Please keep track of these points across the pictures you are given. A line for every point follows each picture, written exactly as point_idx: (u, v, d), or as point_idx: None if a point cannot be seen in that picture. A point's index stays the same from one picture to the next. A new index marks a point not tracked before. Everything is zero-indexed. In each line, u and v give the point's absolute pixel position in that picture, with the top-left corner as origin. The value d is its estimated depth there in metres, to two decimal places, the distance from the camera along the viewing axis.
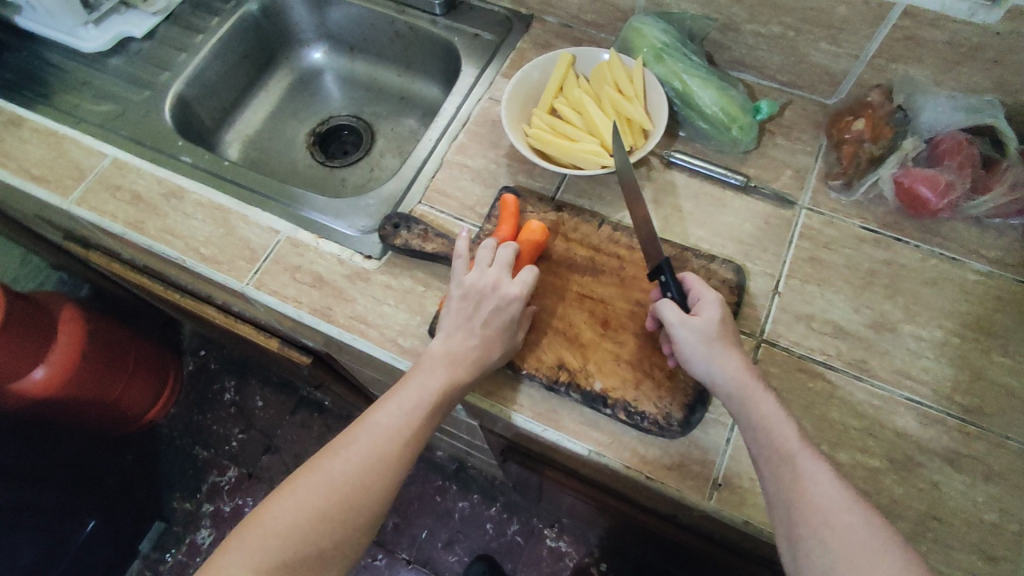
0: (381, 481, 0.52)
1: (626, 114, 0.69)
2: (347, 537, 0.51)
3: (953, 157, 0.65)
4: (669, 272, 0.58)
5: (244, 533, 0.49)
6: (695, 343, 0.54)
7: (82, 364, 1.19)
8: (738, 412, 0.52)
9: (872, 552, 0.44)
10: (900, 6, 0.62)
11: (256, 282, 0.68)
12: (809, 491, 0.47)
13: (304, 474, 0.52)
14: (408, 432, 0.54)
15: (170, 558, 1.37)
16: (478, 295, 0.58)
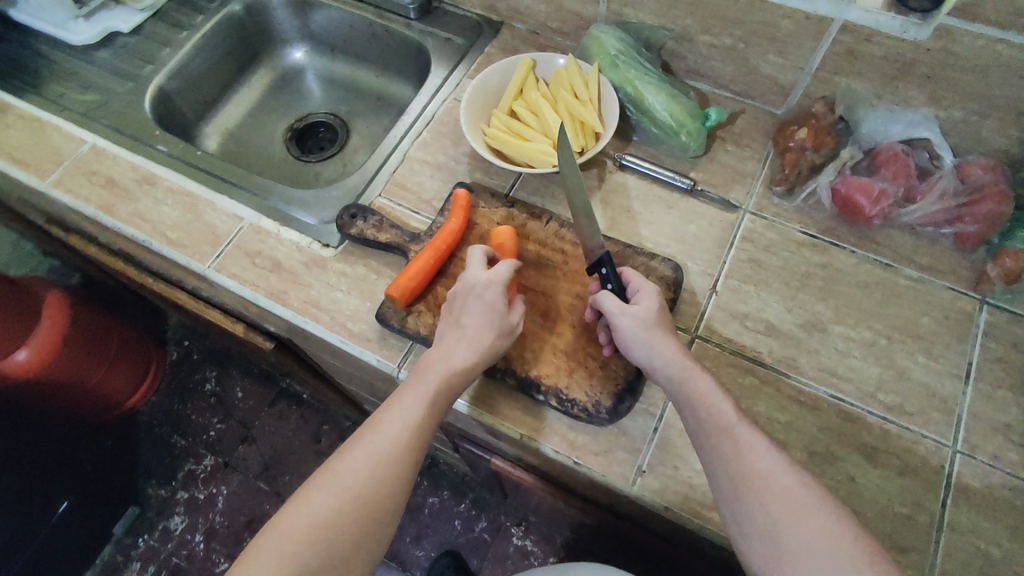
0: (394, 478, 0.53)
1: (579, 117, 0.72)
2: (368, 535, 0.52)
3: (889, 167, 0.68)
4: (610, 265, 0.60)
5: (266, 542, 0.51)
6: (636, 329, 0.57)
7: (66, 348, 1.22)
8: (676, 393, 0.55)
9: (808, 508, 0.48)
10: (839, 21, 0.64)
11: (218, 265, 0.71)
12: (748, 458, 0.50)
13: (319, 479, 0.53)
14: (416, 427, 0.55)
15: (142, 543, 1.40)
16: (465, 294, 0.59)
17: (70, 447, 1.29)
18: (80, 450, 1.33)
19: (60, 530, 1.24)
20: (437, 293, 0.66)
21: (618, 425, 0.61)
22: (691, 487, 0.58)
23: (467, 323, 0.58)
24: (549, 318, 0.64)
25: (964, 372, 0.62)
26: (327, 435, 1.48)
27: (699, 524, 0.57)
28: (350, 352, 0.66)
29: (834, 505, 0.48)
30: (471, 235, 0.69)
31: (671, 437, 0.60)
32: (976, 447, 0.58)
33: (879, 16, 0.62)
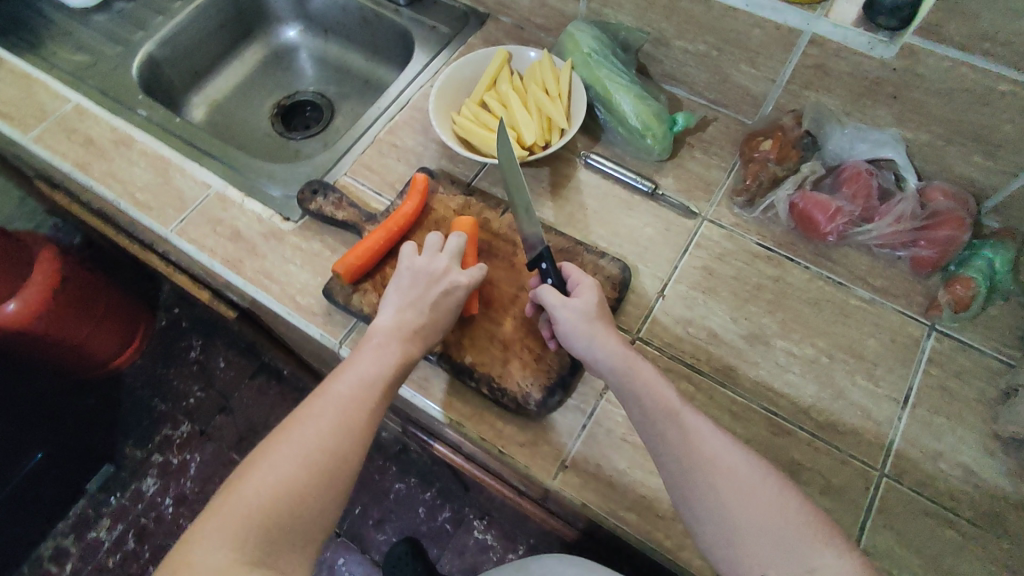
0: (353, 445, 0.51)
1: (546, 112, 0.72)
2: (327, 506, 0.50)
3: (850, 185, 0.67)
4: (549, 261, 0.61)
5: (214, 517, 0.46)
6: (577, 322, 0.57)
7: (56, 303, 1.22)
8: (621, 387, 0.54)
9: (756, 486, 0.48)
10: (808, 34, 0.63)
11: (179, 229, 0.72)
12: (696, 441, 0.50)
13: (271, 449, 0.50)
14: (376, 399, 0.54)
15: (113, 501, 1.42)
16: (428, 275, 0.60)
17: (59, 402, 1.30)
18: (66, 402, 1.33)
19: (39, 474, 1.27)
20: (385, 274, 0.67)
21: (547, 419, 0.61)
22: (610, 486, 0.58)
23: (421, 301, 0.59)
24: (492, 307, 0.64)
25: (903, 397, 0.61)
26: None
27: (614, 524, 0.57)
28: (295, 325, 0.67)
29: (779, 481, 0.48)
30: (426, 220, 0.70)
31: (598, 435, 0.61)
32: (903, 473, 0.58)
33: (848, 32, 0.61)
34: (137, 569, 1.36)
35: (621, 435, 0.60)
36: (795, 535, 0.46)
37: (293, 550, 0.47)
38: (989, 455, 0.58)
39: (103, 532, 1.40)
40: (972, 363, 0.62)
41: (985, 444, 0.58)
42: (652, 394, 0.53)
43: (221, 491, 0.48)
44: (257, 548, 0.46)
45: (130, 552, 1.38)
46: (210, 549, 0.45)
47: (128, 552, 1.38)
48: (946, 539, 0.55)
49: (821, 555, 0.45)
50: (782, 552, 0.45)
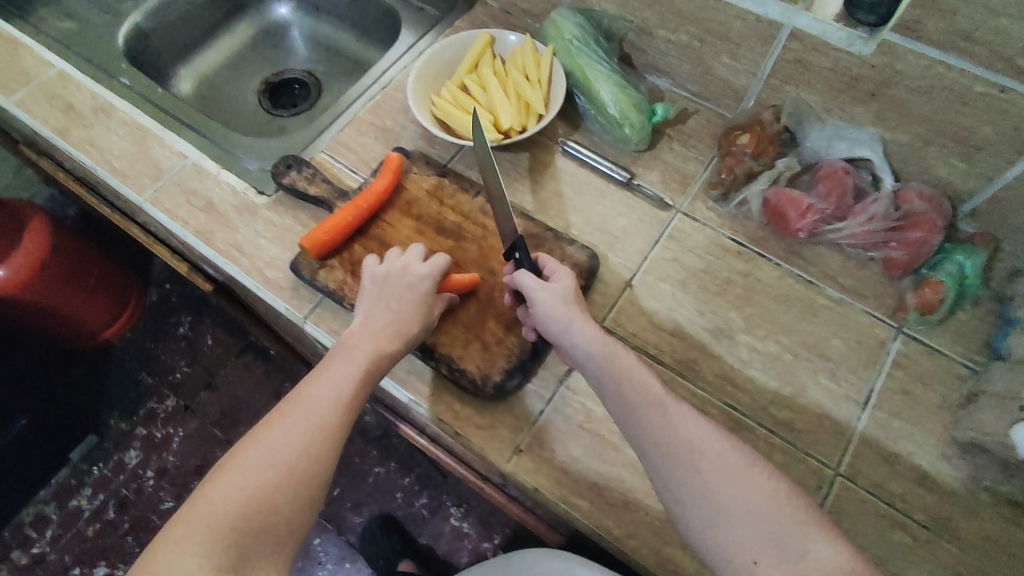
0: (328, 447, 0.50)
1: (525, 98, 0.73)
2: (301, 507, 0.48)
3: (826, 184, 0.67)
4: (523, 249, 0.59)
5: (181, 524, 0.45)
6: (554, 304, 0.55)
7: (46, 271, 1.14)
8: (599, 376, 0.53)
9: (742, 471, 0.46)
10: (788, 27, 0.63)
11: (153, 199, 0.72)
12: (679, 427, 0.49)
13: (244, 453, 0.49)
14: (349, 398, 0.53)
15: (96, 472, 1.33)
16: (395, 277, 0.60)
17: None
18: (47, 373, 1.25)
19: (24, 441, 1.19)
20: (353, 251, 0.67)
21: (505, 402, 0.61)
22: (563, 473, 0.58)
23: (392, 304, 0.58)
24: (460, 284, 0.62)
25: (864, 398, 0.61)
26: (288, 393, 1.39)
27: (565, 511, 0.57)
28: (262, 298, 0.68)
29: (764, 468, 0.47)
30: (398, 200, 0.70)
31: (555, 421, 0.60)
32: (858, 473, 0.57)
33: (827, 26, 0.60)
34: (115, 540, 1.28)
35: (578, 422, 0.60)
36: (783, 519, 0.44)
37: (266, 555, 0.46)
38: (946, 459, 0.57)
39: (84, 501, 1.30)
40: (937, 367, 0.61)
41: (942, 449, 0.58)
42: (632, 381, 0.52)
43: (193, 496, 0.47)
44: (228, 553, 0.44)
45: (109, 523, 1.29)
46: (179, 556, 0.43)
47: (108, 522, 1.29)
48: (896, 541, 0.54)
49: (810, 542, 0.43)
50: (770, 538, 0.43)
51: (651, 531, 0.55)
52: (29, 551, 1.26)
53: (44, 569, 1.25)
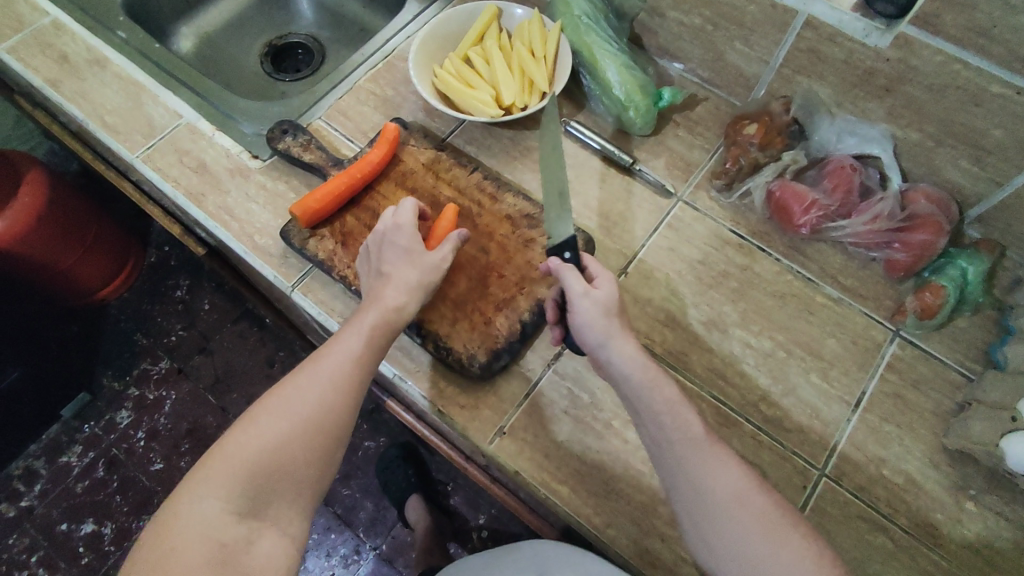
0: (344, 404, 0.50)
1: (529, 74, 0.71)
2: (317, 459, 0.48)
3: (832, 179, 0.65)
4: (573, 249, 0.56)
5: (201, 469, 0.46)
6: (596, 316, 0.52)
7: (42, 224, 1.13)
8: (635, 401, 0.50)
9: (779, 527, 0.45)
10: (803, 15, 0.60)
11: (145, 156, 0.71)
12: (716, 471, 0.46)
13: (263, 407, 0.49)
14: (363, 357, 0.52)
15: (87, 430, 1.31)
16: (389, 235, 0.58)
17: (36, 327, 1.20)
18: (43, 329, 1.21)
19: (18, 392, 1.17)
20: (345, 221, 0.66)
21: (491, 383, 0.60)
22: (544, 457, 0.57)
23: (391, 264, 0.57)
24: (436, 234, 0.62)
25: (855, 400, 0.60)
26: (281, 362, 1.38)
27: (544, 496, 0.56)
28: (250, 263, 0.67)
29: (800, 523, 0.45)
30: (393, 172, 0.68)
31: (540, 405, 0.59)
32: (843, 475, 0.56)
33: (844, 15, 0.58)
34: (103, 498, 1.26)
35: (564, 408, 0.59)
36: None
37: (285, 505, 0.46)
38: (934, 466, 0.56)
39: (74, 458, 1.29)
40: (932, 373, 0.60)
41: (931, 456, 0.57)
42: (669, 415, 0.49)
43: (214, 445, 0.47)
44: (245, 501, 0.45)
45: (99, 481, 1.28)
46: (199, 497, 0.44)
47: (97, 480, 1.28)
48: (876, 545, 0.54)
49: None
50: None
51: (630, 521, 0.55)
52: (17, 503, 1.25)
53: (31, 522, 1.24)
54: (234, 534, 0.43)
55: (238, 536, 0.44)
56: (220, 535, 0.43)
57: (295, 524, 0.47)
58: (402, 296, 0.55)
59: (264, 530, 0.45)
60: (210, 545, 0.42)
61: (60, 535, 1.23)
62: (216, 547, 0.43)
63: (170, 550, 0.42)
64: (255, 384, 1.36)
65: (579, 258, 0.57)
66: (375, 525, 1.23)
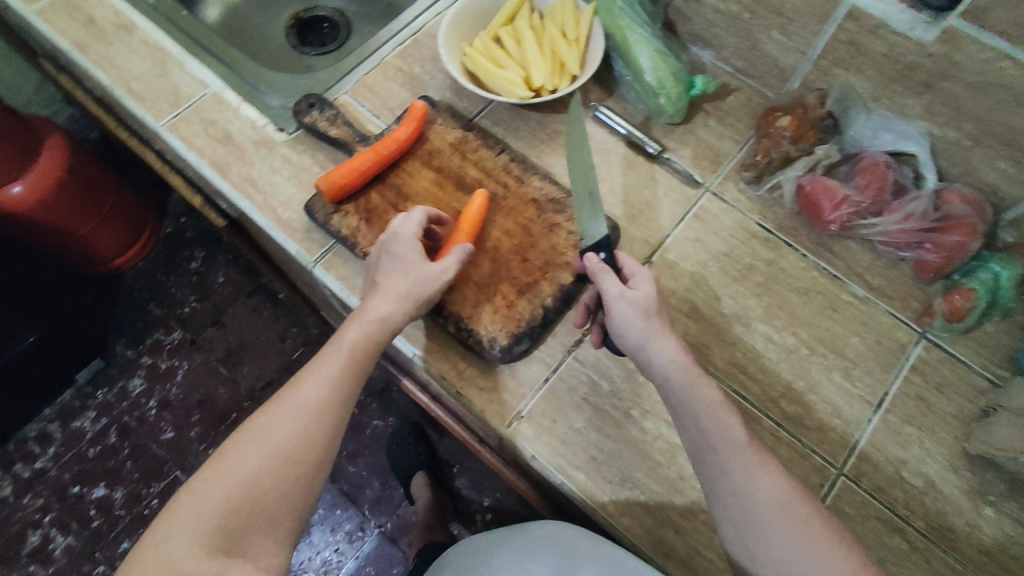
0: (319, 430, 0.49)
1: (560, 57, 0.70)
2: (294, 489, 0.47)
3: (865, 176, 0.64)
4: (607, 250, 0.56)
5: (176, 505, 0.45)
6: (634, 317, 0.52)
7: (62, 191, 1.14)
8: (677, 403, 0.50)
9: (824, 540, 0.44)
10: (845, 5, 0.59)
11: (171, 125, 0.71)
12: (760, 479, 0.46)
13: (236, 439, 0.48)
14: (341, 381, 0.51)
15: (99, 396, 1.32)
16: (386, 246, 0.57)
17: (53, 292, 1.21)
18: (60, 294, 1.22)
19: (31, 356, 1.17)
20: (370, 198, 0.66)
21: (510, 367, 0.60)
22: (561, 443, 0.57)
23: (384, 272, 0.55)
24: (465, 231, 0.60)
25: (877, 400, 0.59)
26: (293, 337, 1.39)
27: (559, 481, 0.56)
28: (273, 237, 0.67)
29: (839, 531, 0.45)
30: (420, 150, 0.68)
31: (558, 391, 0.59)
32: (862, 475, 0.56)
33: (889, 7, 0.56)
34: (114, 464, 1.27)
35: (582, 395, 0.59)
36: None
37: (259, 536, 0.45)
38: (954, 471, 0.56)
39: (87, 424, 1.30)
40: (956, 377, 0.59)
41: (951, 460, 0.56)
42: (710, 420, 0.49)
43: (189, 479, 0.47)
44: (219, 536, 0.44)
45: (110, 447, 1.28)
46: (171, 535, 0.44)
47: (108, 446, 1.28)
48: (892, 545, 0.54)
49: None
50: None
51: (645, 510, 0.55)
52: (31, 465, 1.26)
53: (44, 484, 1.25)
54: (201, 570, 0.43)
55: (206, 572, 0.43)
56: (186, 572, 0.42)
57: (272, 556, 0.46)
58: (389, 306, 0.53)
59: (235, 564, 0.44)
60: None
61: (72, 498, 1.24)
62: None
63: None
64: (266, 358, 1.37)
65: (615, 259, 0.56)
66: (380, 504, 1.24)
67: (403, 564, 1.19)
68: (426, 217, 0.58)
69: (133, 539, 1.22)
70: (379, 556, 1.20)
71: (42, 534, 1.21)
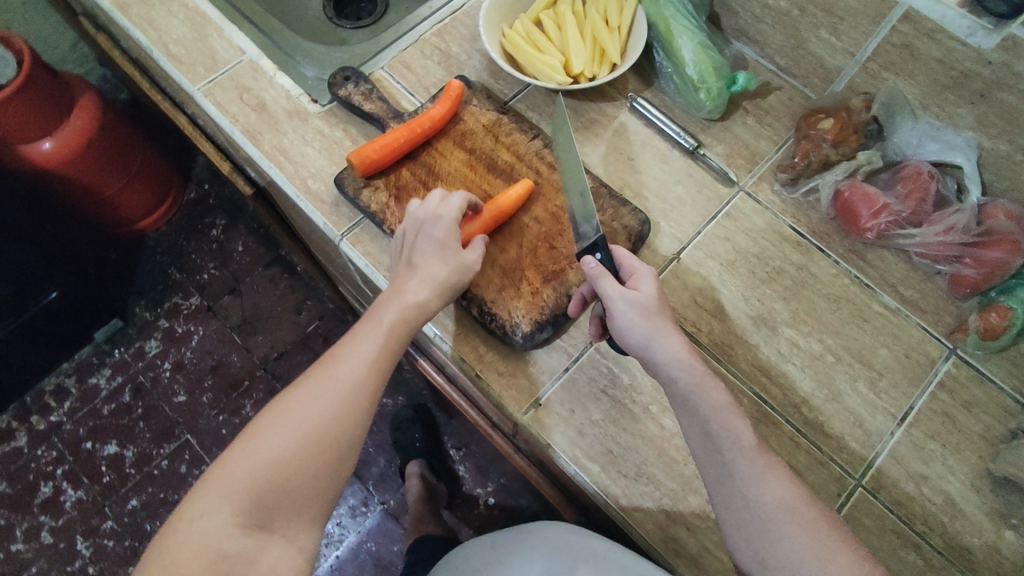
0: (356, 413, 0.48)
1: (601, 44, 0.69)
2: (328, 470, 0.47)
3: (907, 185, 0.62)
4: (604, 250, 0.54)
5: (209, 480, 0.45)
6: (635, 317, 0.51)
7: (92, 150, 1.15)
8: (684, 403, 0.49)
9: (835, 548, 0.44)
10: (902, 6, 0.57)
11: (205, 89, 0.71)
12: (768, 484, 0.46)
13: (270, 415, 0.48)
14: (377, 362, 0.50)
15: (116, 355, 1.34)
16: (425, 227, 0.56)
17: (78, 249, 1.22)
18: (86, 252, 1.24)
19: (58, 312, 1.20)
20: (400, 175, 0.65)
21: (531, 354, 0.60)
22: (577, 434, 0.57)
23: (422, 256, 0.55)
24: (480, 220, 0.60)
25: (901, 414, 0.58)
26: (308, 311, 1.39)
27: (573, 472, 0.56)
28: (301, 208, 0.66)
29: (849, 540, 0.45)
30: (453, 130, 0.67)
31: (578, 381, 0.59)
32: (881, 488, 0.55)
33: (948, 11, 0.55)
34: (127, 423, 1.29)
35: (602, 387, 0.59)
36: None
37: (292, 515, 0.45)
38: (975, 490, 0.55)
39: (103, 381, 1.32)
40: (985, 397, 0.58)
41: (974, 480, 0.55)
42: (716, 420, 0.48)
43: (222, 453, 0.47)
44: (253, 513, 0.44)
45: (124, 406, 1.30)
46: (206, 510, 0.43)
47: (123, 405, 1.30)
48: (906, 561, 0.53)
49: None
50: None
51: (658, 507, 0.54)
52: (47, 418, 1.29)
53: (59, 438, 1.27)
54: (237, 545, 0.43)
55: (241, 547, 0.43)
56: (222, 546, 0.43)
57: (303, 535, 0.46)
58: (426, 291, 0.54)
59: (269, 541, 0.44)
60: (212, 557, 0.42)
61: (85, 453, 1.26)
62: (219, 558, 0.42)
63: (173, 562, 0.42)
64: (280, 329, 1.37)
65: (613, 257, 0.54)
66: (384, 481, 1.25)
67: (402, 542, 1.20)
68: (465, 205, 0.58)
69: (142, 497, 1.24)
70: (381, 532, 1.21)
71: (54, 486, 1.24)
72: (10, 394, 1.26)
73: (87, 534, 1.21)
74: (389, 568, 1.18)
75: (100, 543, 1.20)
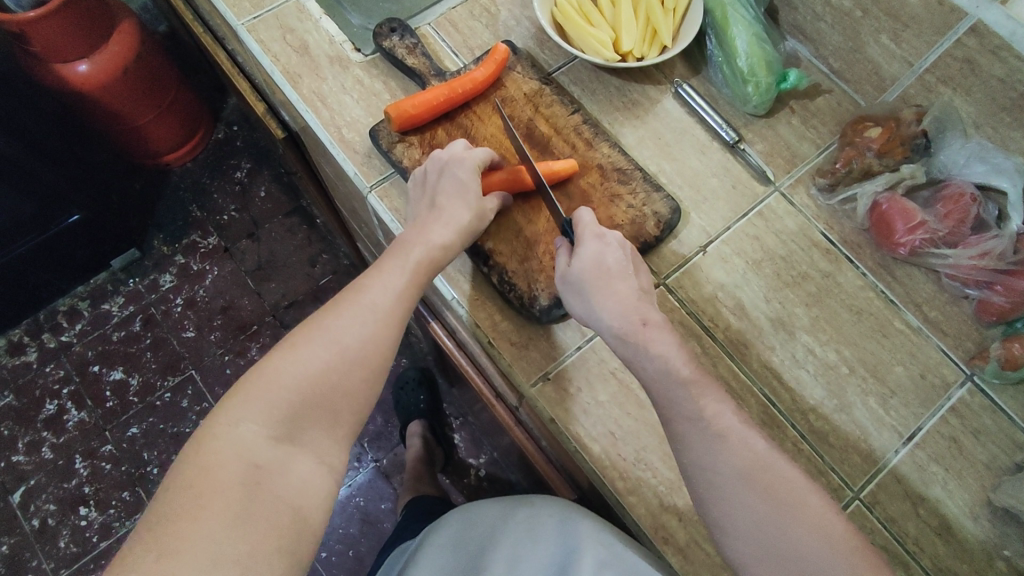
0: (385, 337, 0.49)
1: (653, 23, 0.68)
2: (356, 389, 0.47)
3: (947, 206, 0.60)
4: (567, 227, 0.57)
5: (241, 392, 0.44)
6: (568, 293, 0.54)
7: (126, 77, 1.14)
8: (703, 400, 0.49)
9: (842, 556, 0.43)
10: (971, 19, 0.57)
11: (249, 26, 0.70)
12: (785, 483, 0.45)
13: (302, 333, 0.47)
14: (406, 292, 0.51)
15: (131, 284, 1.35)
16: (449, 167, 0.57)
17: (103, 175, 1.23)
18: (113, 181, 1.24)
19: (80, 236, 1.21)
20: (435, 134, 0.65)
21: (546, 326, 0.60)
22: (582, 412, 0.57)
23: (445, 196, 0.56)
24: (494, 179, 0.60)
25: (908, 433, 0.57)
26: (323, 264, 1.40)
27: (574, 449, 0.56)
28: (332, 155, 0.66)
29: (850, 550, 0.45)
30: (494, 95, 0.67)
31: (590, 361, 0.59)
32: (877, 503, 0.55)
33: (1019, 28, 0.55)
34: (135, 351, 1.31)
35: (612, 368, 0.58)
36: None
37: (321, 432, 0.45)
38: (972, 518, 0.54)
39: (115, 308, 1.34)
40: (997, 427, 0.57)
41: (973, 507, 0.55)
42: (729, 428, 0.47)
43: (252, 367, 0.46)
44: (285, 425, 0.44)
45: (133, 334, 1.32)
46: (238, 419, 0.43)
47: (132, 333, 1.32)
48: None
49: None
50: None
51: (653, 494, 0.55)
52: (58, 337, 1.31)
53: (68, 357, 1.30)
54: (269, 456, 0.43)
55: (273, 459, 0.43)
56: (255, 457, 0.42)
57: (332, 452, 0.46)
58: (452, 230, 0.54)
59: (299, 456, 0.44)
60: (244, 467, 0.42)
61: (91, 376, 1.29)
62: (252, 468, 0.42)
63: (205, 469, 0.41)
64: (294, 279, 1.38)
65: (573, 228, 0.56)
66: (379, 439, 1.27)
67: (391, 501, 1.22)
68: (484, 160, 0.59)
69: (143, 425, 1.26)
70: (371, 488, 1.22)
71: (59, 404, 1.26)
72: (25, 309, 1.28)
73: (86, 454, 1.23)
74: (376, 524, 1.20)
75: (98, 465, 1.23)
